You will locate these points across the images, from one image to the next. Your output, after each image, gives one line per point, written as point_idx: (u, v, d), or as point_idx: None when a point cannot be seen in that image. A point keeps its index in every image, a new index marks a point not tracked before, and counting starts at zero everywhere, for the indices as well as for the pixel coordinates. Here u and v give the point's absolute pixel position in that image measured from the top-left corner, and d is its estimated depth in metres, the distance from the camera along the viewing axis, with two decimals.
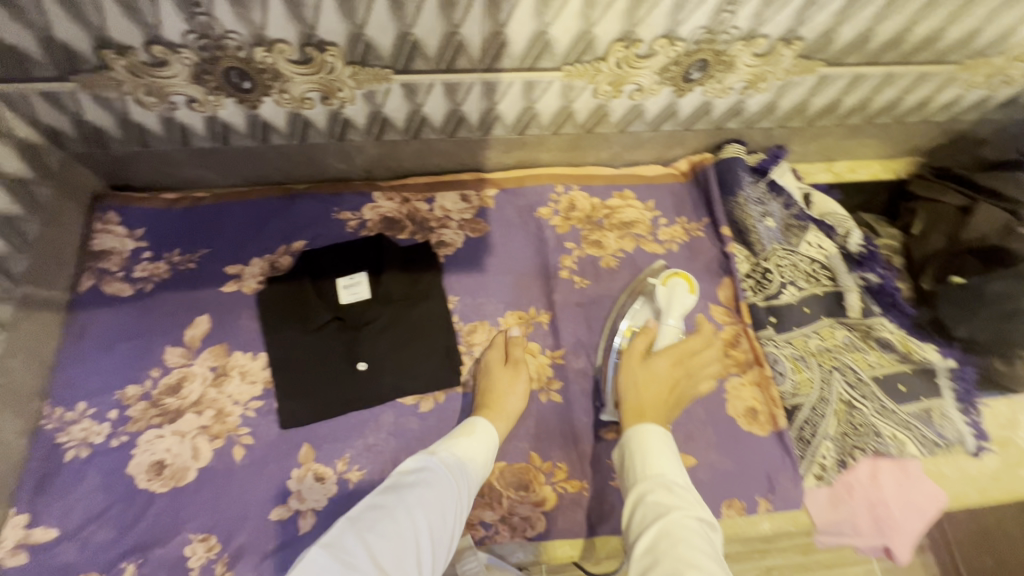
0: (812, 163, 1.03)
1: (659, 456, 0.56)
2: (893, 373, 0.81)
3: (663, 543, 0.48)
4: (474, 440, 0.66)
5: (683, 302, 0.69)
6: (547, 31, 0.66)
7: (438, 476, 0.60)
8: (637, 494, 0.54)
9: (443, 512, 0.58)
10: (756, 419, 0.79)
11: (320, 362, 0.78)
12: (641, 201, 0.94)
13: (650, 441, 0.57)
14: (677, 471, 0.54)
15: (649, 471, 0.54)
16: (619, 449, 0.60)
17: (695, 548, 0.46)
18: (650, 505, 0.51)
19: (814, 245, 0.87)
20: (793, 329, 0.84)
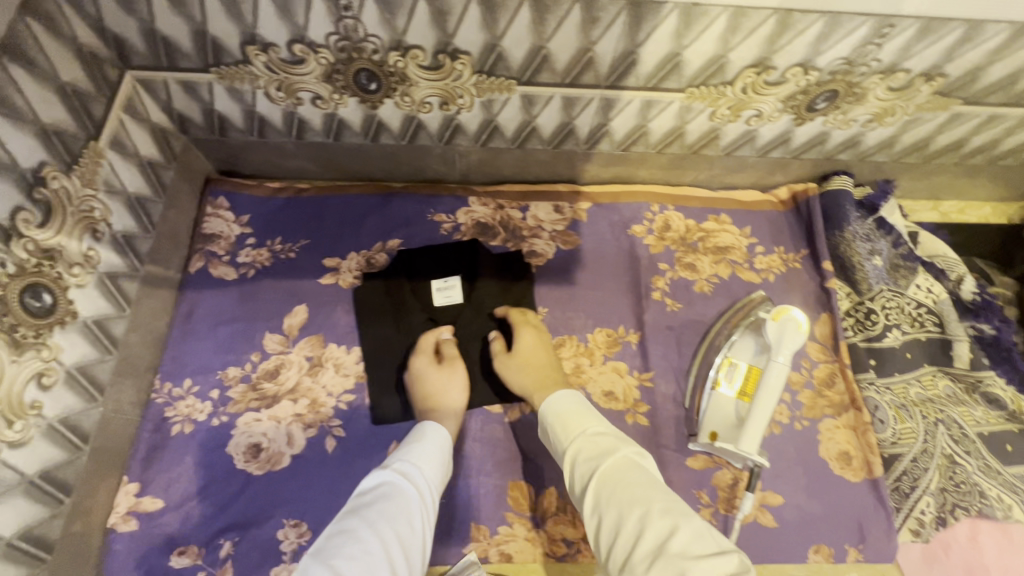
0: (918, 200, 0.98)
1: (579, 420, 0.65)
2: (999, 432, 0.77)
3: (606, 484, 0.57)
4: (423, 443, 0.68)
5: (795, 341, 0.67)
6: (682, 52, 0.65)
7: (392, 478, 0.62)
8: (570, 457, 0.63)
9: (409, 514, 0.59)
10: (849, 464, 0.77)
11: (412, 361, 0.80)
12: (737, 227, 0.91)
13: (559, 407, 0.68)
14: (592, 425, 0.64)
15: (575, 436, 0.64)
16: (542, 426, 0.69)
17: (634, 480, 0.56)
18: (586, 461, 0.60)
19: (923, 289, 0.83)
20: (894, 374, 0.80)
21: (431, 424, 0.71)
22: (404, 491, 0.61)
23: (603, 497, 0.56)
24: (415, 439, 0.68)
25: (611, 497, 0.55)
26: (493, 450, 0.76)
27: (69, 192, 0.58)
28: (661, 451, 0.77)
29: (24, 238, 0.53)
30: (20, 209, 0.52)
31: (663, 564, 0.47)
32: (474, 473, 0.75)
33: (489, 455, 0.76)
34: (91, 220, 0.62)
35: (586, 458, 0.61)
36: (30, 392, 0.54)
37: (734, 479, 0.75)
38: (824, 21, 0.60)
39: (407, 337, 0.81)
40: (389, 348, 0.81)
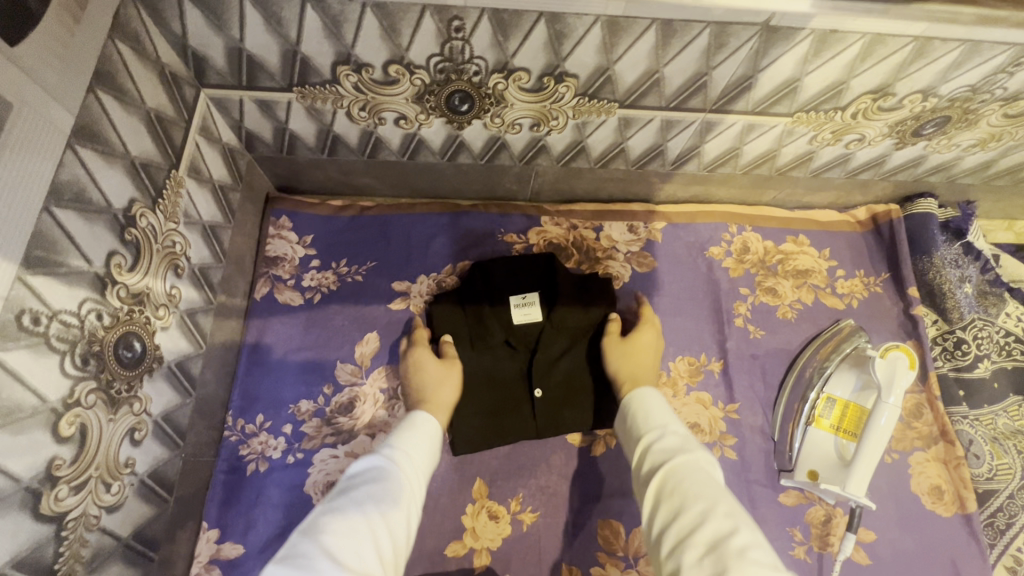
0: (993, 220, 0.96)
1: (657, 414, 0.58)
2: None
3: (673, 476, 0.49)
4: (419, 432, 0.60)
5: (905, 381, 0.66)
6: (802, 78, 0.61)
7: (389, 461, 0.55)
8: (643, 446, 0.55)
9: (397, 499, 0.51)
10: (940, 498, 0.75)
11: (494, 387, 0.75)
12: (816, 249, 0.88)
13: (642, 400, 0.60)
14: (675, 425, 0.56)
15: (651, 427, 0.56)
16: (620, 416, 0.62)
17: (703, 483, 0.48)
18: (659, 454, 0.53)
19: (1012, 317, 0.82)
20: (983, 406, 0.79)
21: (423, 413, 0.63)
22: (394, 474, 0.53)
23: (666, 492, 0.48)
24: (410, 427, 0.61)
25: (676, 493, 0.47)
26: (579, 485, 0.74)
27: (155, 228, 0.53)
28: (752, 487, 0.74)
29: (117, 285, 0.48)
30: (114, 254, 0.48)
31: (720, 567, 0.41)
32: (562, 511, 0.72)
33: (575, 492, 0.73)
34: (173, 256, 0.57)
35: (658, 451, 0.53)
36: (124, 450, 0.50)
37: (828, 515, 0.73)
38: (962, 50, 0.57)
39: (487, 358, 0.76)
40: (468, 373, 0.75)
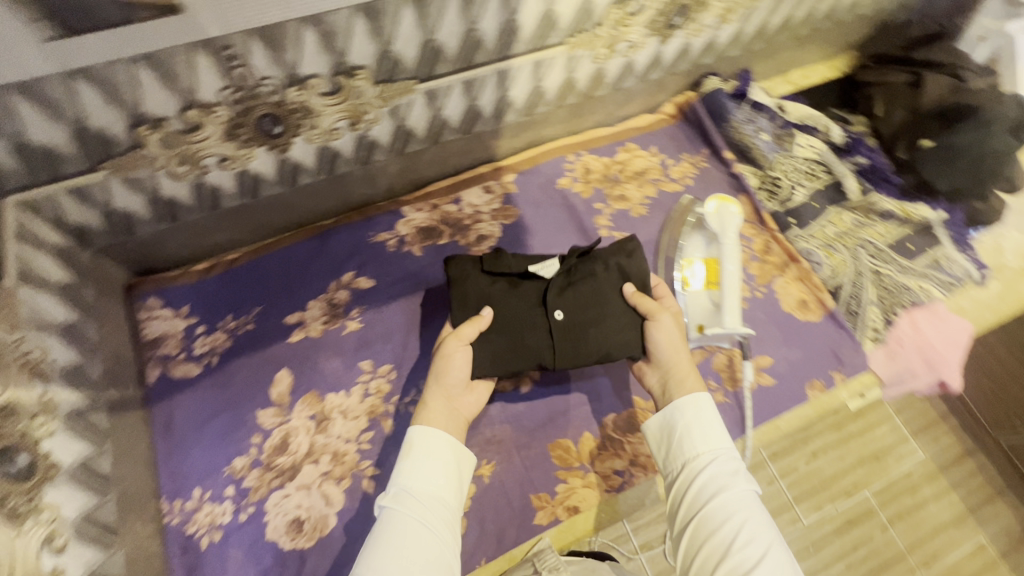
0: (772, 79, 1.14)
1: (712, 423, 0.63)
2: (899, 237, 0.95)
3: (723, 505, 0.57)
4: (428, 456, 0.60)
5: (734, 222, 0.84)
6: (554, 8, 0.70)
7: (412, 503, 0.57)
8: (695, 464, 0.61)
9: (437, 542, 0.55)
10: (808, 308, 0.88)
11: (507, 316, 0.70)
12: (645, 149, 1.00)
13: (700, 411, 0.63)
14: (728, 441, 0.62)
15: (705, 440, 0.62)
16: (664, 420, 0.65)
17: (759, 522, 0.55)
18: (713, 477, 0.59)
19: (806, 146, 0.97)
20: (811, 223, 0.94)
21: (426, 430, 0.62)
22: (428, 517, 0.56)
23: (723, 519, 0.56)
24: (414, 454, 0.60)
25: (731, 522, 0.55)
26: (521, 423, 0.79)
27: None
28: None
29: None
30: None
31: None
32: (513, 453, 0.77)
33: (519, 431, 0.79)
34: (32, 363, 0.56)
35: (714, 476, 0.59)
36: (47, 559, 0.49)
37: (729, 357, 0.84)
38: None
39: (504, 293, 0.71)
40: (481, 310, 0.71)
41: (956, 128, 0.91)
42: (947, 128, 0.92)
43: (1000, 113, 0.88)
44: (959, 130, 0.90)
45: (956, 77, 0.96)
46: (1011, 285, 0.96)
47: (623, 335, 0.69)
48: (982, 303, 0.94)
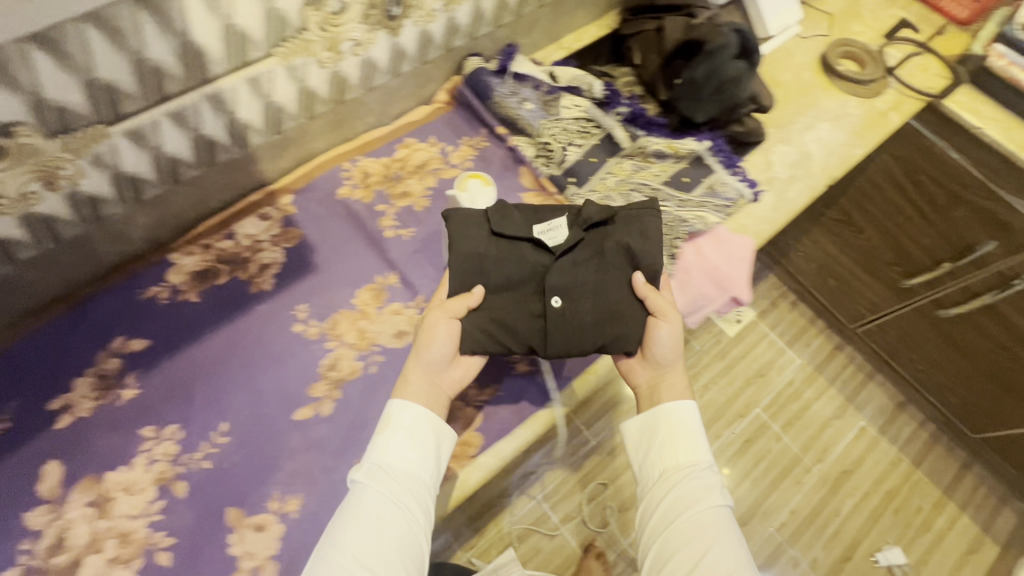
0: (546, 48, 1.17)
1: (689, 435, 0.94)
2: (674, 172, 1.00)
3: (697, 515, 0.86)
4: (394, 429, 0.76)
5: (482, 195, 0.92)
6: (231, 22, 0.72)
7: (378, 476, 0.74)
8: (682, 471, 0.92)
9: (408, 505, 0.73)
10: None
11: (516, 296, 0.87)
12: (423, 142, 1.00)
13: (687, 443, 0.94)
14: (705, 458, 0.92)
15: (687, 455, 0.93)
16: (647, 427, 0.98)
17: (718, 530, 0.85)
18: (693, 481, 0.90)
19: (572, 106, 0.99)
20: (591, 178, 0.97)
21: (401, 406, 0.77)
22: (398, 487, 0.73)
23: (697, 523, 0.85)
24: (393, 428, 0.76)
25: (692, 520, 0.86)
26: (323, 449, 0.80)
27: None
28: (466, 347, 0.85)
29: None
30: None
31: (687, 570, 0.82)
32: (317, 484, 0.78)
33: (321, 457, 0.80)
34: None
35: (696, 478, 0.91)
36: None
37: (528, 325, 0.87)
38: None
39: (500, 285, 0.87)
40: (501, 292, 0.88)
41: (695, 61, 0.95)
42: (689, 63, 0.97)
43: (729, 44, 0.93)
44: (699, 66, 0.95)
45: (690, 16, 1.01)
46: (783, 196, 1.04)
47: (609, 331, 0.86)
48: (759, 217, 1.01)
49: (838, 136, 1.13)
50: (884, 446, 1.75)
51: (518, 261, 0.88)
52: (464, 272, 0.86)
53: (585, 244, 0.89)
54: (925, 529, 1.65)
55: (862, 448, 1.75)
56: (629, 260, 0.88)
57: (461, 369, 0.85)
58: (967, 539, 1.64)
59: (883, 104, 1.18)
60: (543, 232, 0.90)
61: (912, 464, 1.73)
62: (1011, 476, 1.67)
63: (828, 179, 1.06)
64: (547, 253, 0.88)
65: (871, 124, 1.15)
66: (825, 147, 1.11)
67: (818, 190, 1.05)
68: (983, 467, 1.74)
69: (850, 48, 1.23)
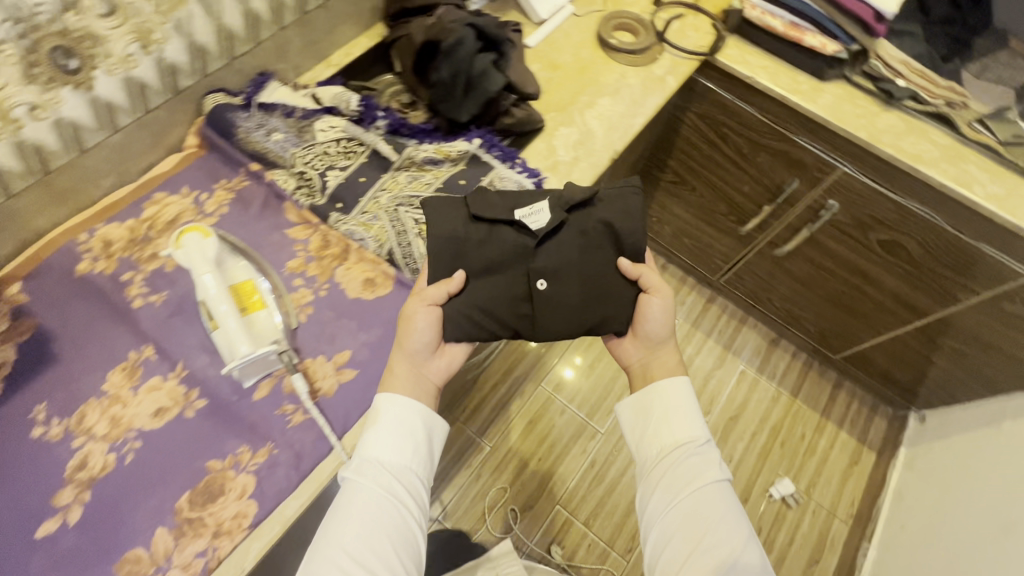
0: (314, 69, 1.12)
1: (683, 409, 0.87)
2: (451, 176, 0.98)
3: (705, 492, 0.80)
4: (385, 423, 0.76)
5: (201, 245, 0.80)
6: None
7: (369, 471, 0.73)
8: (681, 448, 0.84)
9: (401, 499, 0.73)
10: (376, 284, 0.87)
11: (502, 277, 0.88)
12: (175, 194, 0.93)
13: (685, 409, 0.87)
14: (702, 431, 0.86)
15: (687, 431, 0.85)
16: (644, 399, 0.90)
17: (723, 509, 0.79)
18: (691, 459, 0.83)
19: (328, 128, 0.95)
20: (360, 200, 0.93)
21: (390, 395, 0.77)
22: (392, 479, 0.74)
23: (702, 504, 0.79)
24: (386, 421, 0.76)
25: (700, 502, 0.79)
26: (73, 559, 0.69)
27: None
28: (232, 405, 0.78)
29: None
30: None
31: (704, 562, 0.74)
32: None
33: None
34: None
35: (695, 456, 0.83)
36: None
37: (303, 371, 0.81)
38: None
39: (480, 270, 0.88)
40: (484, 276, 0.88)
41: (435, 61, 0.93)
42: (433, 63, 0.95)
43: (467, 40, 0.92)
44: (444, 66, 0.93)
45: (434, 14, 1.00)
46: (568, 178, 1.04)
47: (600, 312, 0.90)
48: None
49: (620, 108, 1.15)
50: (764, 384, 1.84)
51: (496, 242, 0.90)
52: (445, 257, 0.86)
53: (570, 224, 0.93)
54: (810, 454, 1.74)
55: (745, 391, 1.82)
56: (612, 241, 0.93)
57: (447, 358, 0.85)
58: (848, 453, 1.75)
59: (660, 70, 1.20)
60: (526, 216, 0.92)
61: (791, 395, 1.83)
62: (874, 386, 1.80)
63: (611, 154, 1.08)
64: (532, 236, 0.91)
65: (650, 92, 1.17)
66: (607, 122, 1.12)
67: (602, 166, 1.06)
68: (853, 383, 1.86)
69: (625, 20, 1.25)
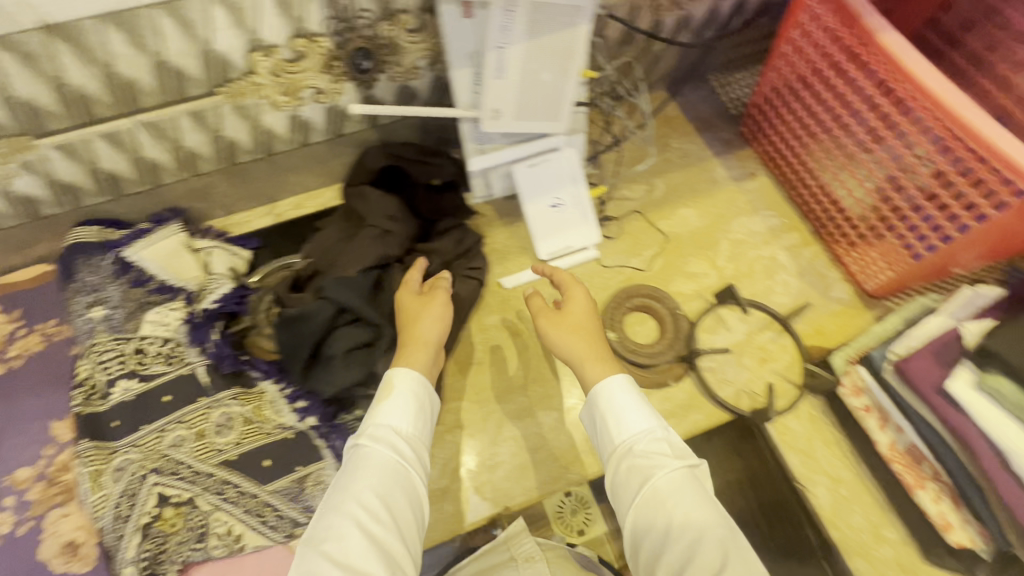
0: (254, 210, 0.92)
1: (628, 408, 0.59)
2: (258, 448, 0.73)
3: (665, 497, 0.52)
4: (392, 387, 0.61)
5: None
6: None
7: (379, 438, 0.57)
8: (623, 451, 0.57)
9: (416, 467, 0.57)
10: (74, 555, 0.68)
11: None
12: (29, 327, 0.80)
13: (610, 397, 0.60)
14: (641, 414, 0.58)
15: (626, 428, 0.58)
16: (586, 410, 0.63)
17: (693, 502, 0.51)
18: (642, 455, 0.56)
19: (159, 322, 0.77)
20: (139, 429, 0.72)
21: (402, 369, 0.62)
22: (403, 450, 0.57)
23: (665, 509, 0.51)
24: (389, 397, 0.60)
25: (673, 505, 0.51)
26: None
27: None
28: None
29: None
30: None
31: None
32: None
33: None
34: None
35: (641, 455, 0.55)
36: None
37: None
38: None
39: None
40: None
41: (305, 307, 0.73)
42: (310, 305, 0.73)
43: (336, 299, 0.73)
44: (287, 317, 0.72)
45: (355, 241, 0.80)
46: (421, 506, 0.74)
47: None
48: None
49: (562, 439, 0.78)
50: None
51: None
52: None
53: None
54: None
55: None
56: None
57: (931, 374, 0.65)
58: None
59: (660, 405, 0.80)
60: None
61: None
62: None
63: None
64: None
65: None
66: (528, 454, 0.77)
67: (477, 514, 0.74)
68: None
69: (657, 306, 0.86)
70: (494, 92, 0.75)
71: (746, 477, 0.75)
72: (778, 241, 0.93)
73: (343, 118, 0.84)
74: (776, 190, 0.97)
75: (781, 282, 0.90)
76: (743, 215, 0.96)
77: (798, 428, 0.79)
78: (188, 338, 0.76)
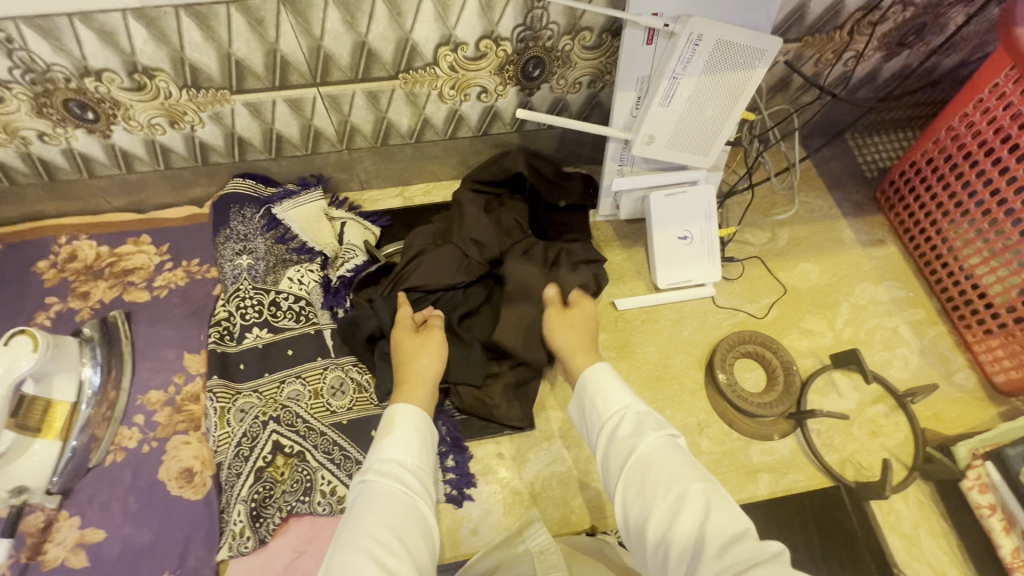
0: (386, 189, 0.98)
1: (615, 407, 0.59)
2: (366, 418, 0.76)
3: (646, 472, 0.51)
4: (392, 421, 0.59)
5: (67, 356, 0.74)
6: None
7: (383, 467, 0.54)
8: (609, 443, 0.57)
9: (423, 494, 0.54)
10: (189, 481, 0.73)
11: None
12: (176, 261, 0.86)
13: (598, 393, 0.62)
14: (621, 402, 0.60)
15: (612, 412, 0.59)
16: (576, 414, 0.64)
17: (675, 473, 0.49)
18: (624, 438, 0.55)
19: (296, 281, 0.81)
20: (263, 376, 0.76)
21: (399, 406, 0.62)
22: (411, 475, 0.54)
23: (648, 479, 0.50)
24: (390, 428, 0.59)
25: (649, 479, 0.50)
26: None
27: None
28: None
29: None
30: None
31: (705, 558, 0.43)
32: None
33: None
34: None
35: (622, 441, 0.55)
36: None
37: (47, 520, 0.70)
38: None
39: None
40: None
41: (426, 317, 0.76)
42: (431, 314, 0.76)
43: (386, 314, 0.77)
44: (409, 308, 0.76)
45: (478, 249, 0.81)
46: (508, 505, 0.75)
47: None
48: None
49: None
50: None
51: None
52: None
53: None
54: None
55: None
56: None
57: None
58: None
59: (759, 457, 0.79)
60: None
61: None
62: None
63: None
64: None
65: None
66: None
67: (562, 525, 0.74)
68: None
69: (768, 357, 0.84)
70: (655, 118, 0.76)
71: (845, 552, 0.72)
72: (901, 314, 0.90)
73: (495, 118, 0.86)
74: (905, 262, 0.94)
75: (901, 356, 0.87)
76: (868, 281, 0.93)
77: (904, 510, 0.76)
78: (321, 301, 0.80)
